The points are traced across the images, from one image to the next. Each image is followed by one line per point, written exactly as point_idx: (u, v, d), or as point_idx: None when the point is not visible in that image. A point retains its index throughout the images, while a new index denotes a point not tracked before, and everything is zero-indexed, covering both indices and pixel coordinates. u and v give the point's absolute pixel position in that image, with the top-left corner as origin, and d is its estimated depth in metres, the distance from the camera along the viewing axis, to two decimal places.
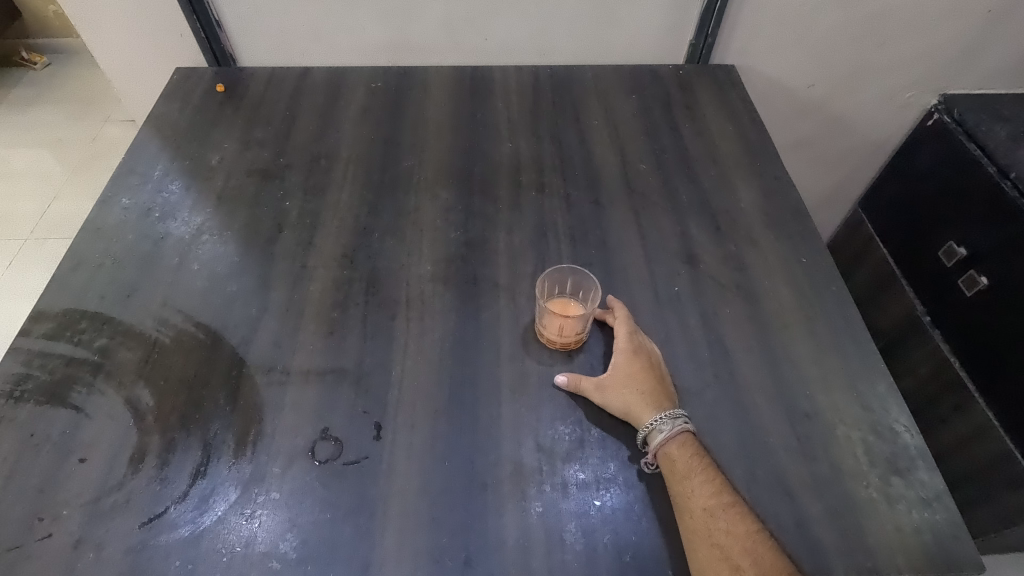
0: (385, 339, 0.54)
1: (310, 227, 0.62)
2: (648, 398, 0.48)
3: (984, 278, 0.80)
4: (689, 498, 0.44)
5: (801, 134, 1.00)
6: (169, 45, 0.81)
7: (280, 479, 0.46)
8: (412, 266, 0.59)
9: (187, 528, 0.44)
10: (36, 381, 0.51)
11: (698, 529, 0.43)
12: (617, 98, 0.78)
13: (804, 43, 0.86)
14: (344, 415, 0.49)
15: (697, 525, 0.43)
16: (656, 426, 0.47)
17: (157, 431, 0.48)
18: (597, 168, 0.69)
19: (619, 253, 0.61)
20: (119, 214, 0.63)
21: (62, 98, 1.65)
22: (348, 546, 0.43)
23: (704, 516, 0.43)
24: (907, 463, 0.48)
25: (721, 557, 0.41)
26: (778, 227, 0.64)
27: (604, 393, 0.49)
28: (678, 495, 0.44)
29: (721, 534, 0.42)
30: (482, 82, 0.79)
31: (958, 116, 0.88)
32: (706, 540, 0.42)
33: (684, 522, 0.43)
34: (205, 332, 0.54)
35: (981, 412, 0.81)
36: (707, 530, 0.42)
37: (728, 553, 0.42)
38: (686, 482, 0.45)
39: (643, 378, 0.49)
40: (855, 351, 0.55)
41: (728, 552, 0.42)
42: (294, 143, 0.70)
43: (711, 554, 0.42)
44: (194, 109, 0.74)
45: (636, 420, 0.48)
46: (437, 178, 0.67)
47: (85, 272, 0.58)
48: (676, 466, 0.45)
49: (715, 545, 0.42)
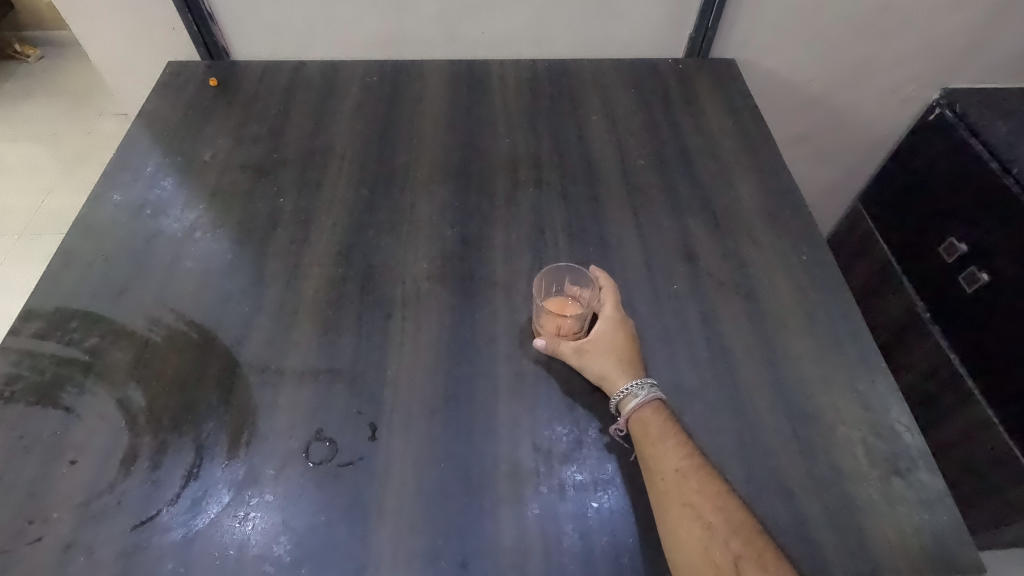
0: (380, 339, 0.53)
1: (304, 224, 0.61)
2: (624, 366, 0.49)
3: (984, 274, 0.80)
4: (662, 460, 0.45)
5: (802, 130, 0.99)
6: (161, 38, 0.79)
7: (274, 481, 0.45)
8: (408, 263, 0.59)
9: (179, 531, 0.43)
10: (26, 381, 0.50)
11: (669, 490, 0.43)
12: (616, 92, 0.77)
13: (805, 38, 0.85)
14: (338, 415, 0.49)
15: (670, 486, 0.43)
16: (631, 392, 0.47)
17: (149, 432, 0.47)
18: (596, 163, 0.68)
19: (618, 250, 0.60)
20: (111, 210, 0.62)
21: (56, 91, 1.63)
22: (343, 549, 0.42)
23: (677, 477, 0.44)
24: (908, 463, 0.47)
25: (693, 516, 0.42)
26: (778, 224, 0.63)
27: (582, 356, 0.50)
28: (651, 458, 0.45)
29: (692, 494, 0.43)
30: (479, 76, 0.78)
31: (959, 110, 0.88)
32: (677, 499, 0.43)
33: (654, 484, 0.44)
34: (198, 331, 0.53)
35: (980, 408, 0.81)
36: (679, 491, 0.43)
37: (700, 513, 0.42)
38: (659, 446, 0.45)
39: (624, 348, 0.50)
40: (855, 350, 0.54)
41: (700, 511, 0.42)
42: (288, 138, 0.69)
43: (683, 513, 0.42)
44: (187, 104, 0.73)
45: (610, 386, 0.49)
46: (433, 174, 0.66)
47: (76, 270, 0.57)
48: (648, 430, 0.46)
49: (687, 504, 0.43)
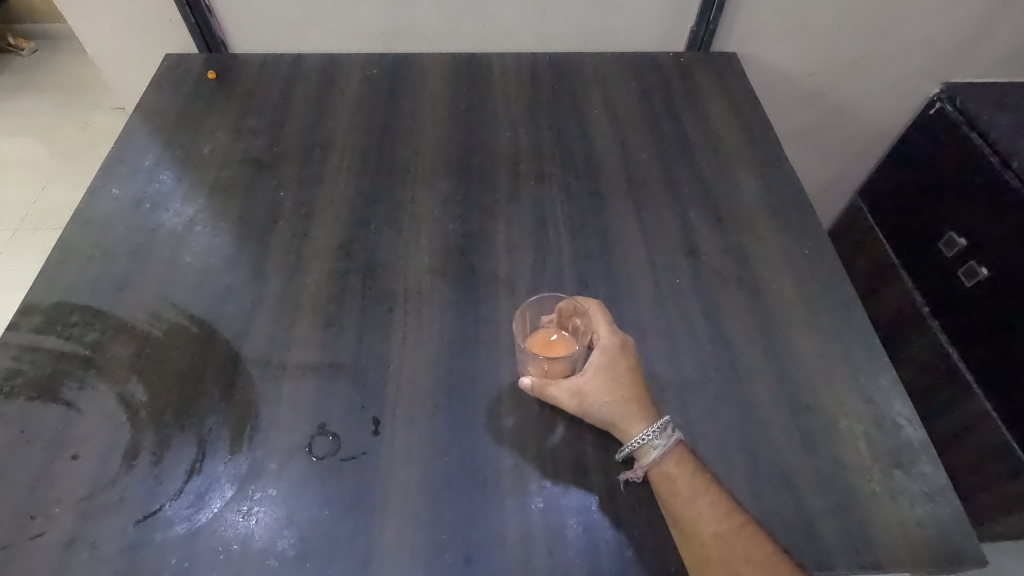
0: (382, 333, 0.53)
1: (305, 218, 0.61)
2: (634, 408, 0.46)
3: (984, 268, 0.80)
4: (697, 523, 0.42)
5: (802, 124, 0.99)
6: (158, 29, 0.78)
7: (277, 475, 0.45)
8: (410, 258, 0.58)
9: (183, 526, 0.43)
10: (26, 376, 0.50)
11: (711, 557, 0.41)
12: (617, 86, 0.76)
13: (806, 32, 0.84)
14: (341, 410, 0.48)
15: (710, 553, 0.41)
16: (648, 441, 0.44)
17: (150, 427, 0.47)
18: (597, 157, 0.68)
19: (620, 244, 0.60)
20: (110, 204, 0.62)
21: (51, 84, 1.62)
22: (347, 543, 0.42)
23: (716, 542, 0.41)
24: (910, 456, 0.48)
25: None
26: (780, 218, 0.63)
27: (583, 401, 0.47)
28: (685, 522, 0.42)
29: (737, 560, 0.41)
30: (479, 69, 0.78)
31: (960, 104, 0.88)
32: (720, 567, 0.41)
33: (693, 550, 0.41)
34: (199, 325, 0.53)
35: (980, 402, 0.82)
36: (722, 558, 0.41)
37: None
38: (691, 507, 0.42)
39: (628, 387, 0.47)
40: (858, 343, 0.54)
41: None
42: (288, 132, 0.69)
43: None
44: (185, 97, 0.72)
45: (624, 434, 0.45)
46: (434, 168, 0.66)
47: (75, 265, 0.57)
48: (675, 486, 0.43)
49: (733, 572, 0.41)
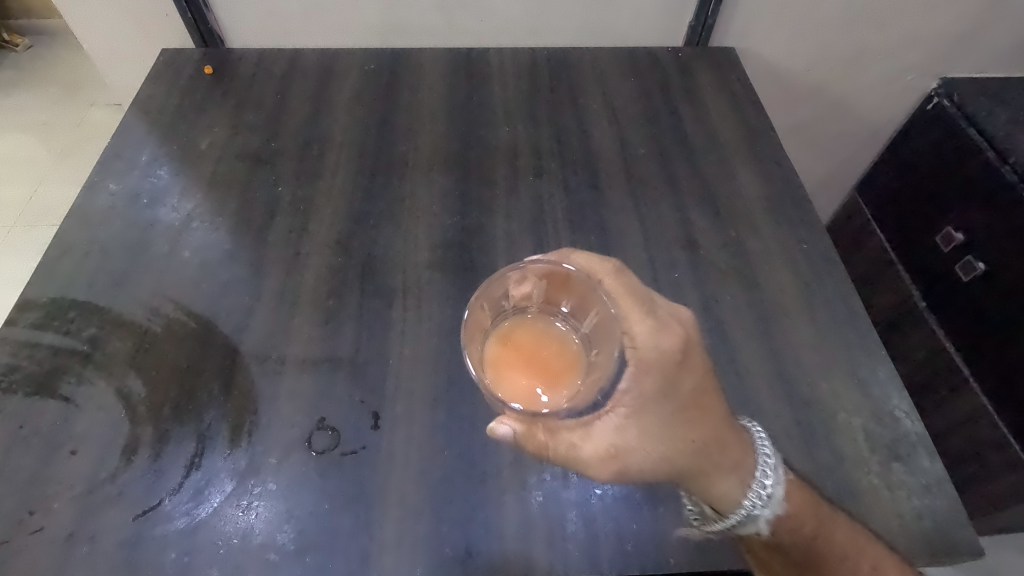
0: (381, 327, 0.53)
1: (303, 214, 0.61)
2: (715, 461, 0.42)
3: (981, 263, 0.80)
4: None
5: (800, 119, 0.99)
6: (154, 24, 0.78)
7: (277, 470, 0.45)
8: (409, 253, 0.58)
9: (182, 520, 0.43)
10: (23, 371, 0.50)
11: None
12: (616, 81, 0.76)
13: (803, 27, 0.84)
14: (340, 405, 0.48)
15: None
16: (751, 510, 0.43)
17: (149, 422, 0.47)
18: (596, 152, 0.68)
19: (618, 239, 0.60)
20: (106, 199, 0.61)
21: (46, 81, 1.61)
22: (347, 538, 0.42)
23: None
24: (908, 449, 0.48)
25: None
26: (778, 212, 0.63)
27: (624, 458, 0.40)
28: None
29: None
30: (477, 64, 0.78)
31: (958, 99, 0.88)
32: None
33: None
34: (197, 320, 0.53)
35: (976, 397, 0.82)
36: None
37: None
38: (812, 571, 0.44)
39: (692, 436, 0.41)
40: (856, 337, 0.54)
41: None
42: (285, 127, 0.69)
43: None
44: (182, 92, 0.72)
45: (717, 493, 0.43)
46: (432, 163, 0.66)
47: (72, 260, 0.57)
48: (787, 556, 0.44)
49: None
